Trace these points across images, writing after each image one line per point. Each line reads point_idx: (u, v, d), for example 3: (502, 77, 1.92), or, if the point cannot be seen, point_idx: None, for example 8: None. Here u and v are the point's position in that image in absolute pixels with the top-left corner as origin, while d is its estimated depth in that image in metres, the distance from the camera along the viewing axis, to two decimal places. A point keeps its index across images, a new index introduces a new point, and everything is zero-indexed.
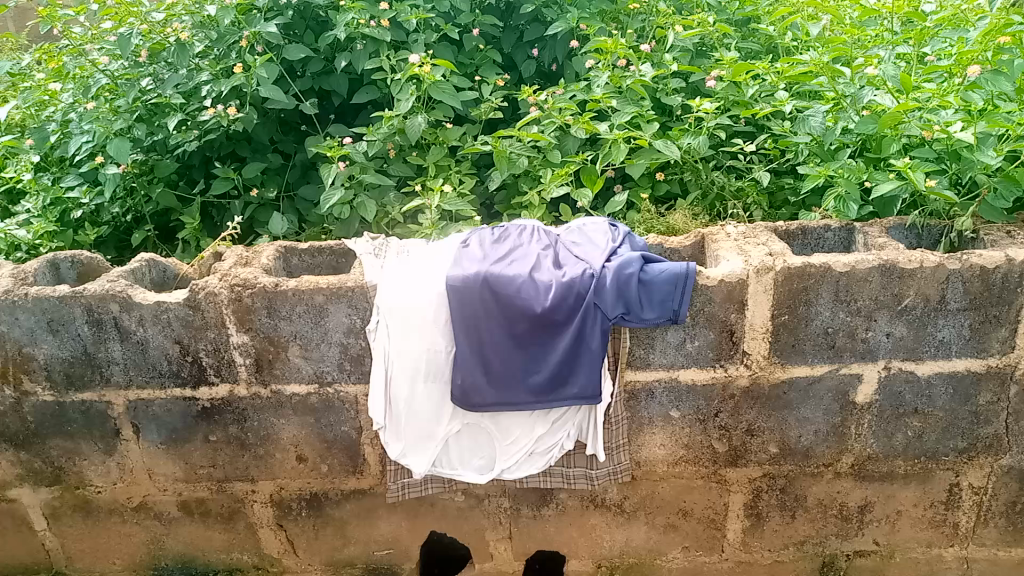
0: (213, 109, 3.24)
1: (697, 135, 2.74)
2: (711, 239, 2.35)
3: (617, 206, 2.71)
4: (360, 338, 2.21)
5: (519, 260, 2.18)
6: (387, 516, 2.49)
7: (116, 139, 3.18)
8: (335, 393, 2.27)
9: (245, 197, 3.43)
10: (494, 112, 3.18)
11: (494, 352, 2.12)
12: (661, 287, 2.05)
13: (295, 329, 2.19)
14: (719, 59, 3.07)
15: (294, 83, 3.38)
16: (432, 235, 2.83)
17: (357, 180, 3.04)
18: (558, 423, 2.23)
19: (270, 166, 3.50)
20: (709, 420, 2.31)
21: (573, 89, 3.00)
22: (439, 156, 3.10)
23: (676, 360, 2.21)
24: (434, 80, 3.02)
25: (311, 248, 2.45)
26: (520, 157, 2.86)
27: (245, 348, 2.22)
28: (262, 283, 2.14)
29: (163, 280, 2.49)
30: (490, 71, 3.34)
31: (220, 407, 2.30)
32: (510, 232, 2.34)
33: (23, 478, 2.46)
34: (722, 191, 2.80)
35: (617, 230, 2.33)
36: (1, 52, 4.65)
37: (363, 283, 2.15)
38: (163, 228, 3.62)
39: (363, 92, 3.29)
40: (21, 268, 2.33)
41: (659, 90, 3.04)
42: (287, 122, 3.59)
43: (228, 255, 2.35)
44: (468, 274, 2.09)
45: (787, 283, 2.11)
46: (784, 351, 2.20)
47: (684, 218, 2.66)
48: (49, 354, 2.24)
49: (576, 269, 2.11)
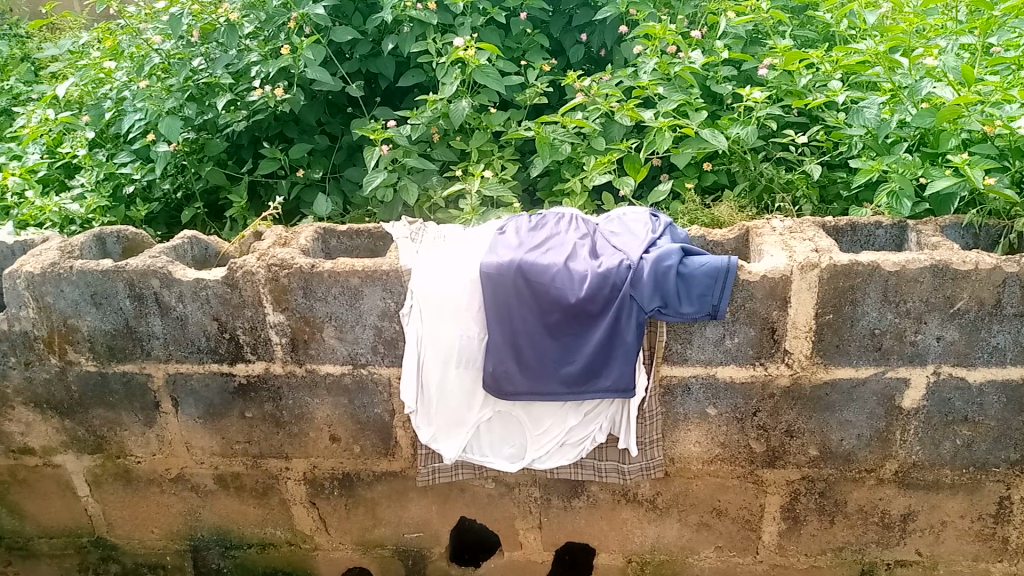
0: (262, 90, 3.27)
1: (746, 125, 2.67)
2: (756, 233, 2.27)
3: (660, 195, 2.65)
4: (394, 321, 2.20)
5: (556, 248, 2.15)
6: (417, 500, 2.49)
7: (167, 117, 3.23)
8: (369, 374, 2.28)
9: (291, 177, 3.46)
10: (540, 98, 3.14)
11: (527, 341, 2.10)
12: (700, 279, 2.01)
13: (331, 310, 2.20)
14: (772, 47, 2.98)
15: (342, 65, 3.39)
16: (472, 220, 2.84)
17: (400, 164, 3.06)
18: (590, 415, 2.20)
19: (317, 147, 3.52)
20: (746, 418, 2.25)
21: (620, 76, 2.94)
22: (483, 141, 3.08)
23: (714, 356, 2.16)
24: (479, 65, 2.99)
25: (350, 230, 2.44)
26: (563, 143, 2.84)
27: (281, 327, 2.23)
28: (300, 264, 2.15)
29: (205, 257, 2.52)
30: (537, 55, 3.30)
31: (256, 384, 2.33)
32: (548, 220, 2.31)
33: (67, 445, 2.52)
34: (771, 184, 2.73)
35: (658, 220, 2.28)
36: (65, 30, 4.78)
37: (398, 267, 2.14)
38: (212, 206, 3.67)
39: (409, 76, 3.29)
40: (68, 241, 2.39)
41: (709, 78, 2.97)
42: (334, 104, 3.61)
43: (268, 235, 2.37)
44: (503, 261, 2.07)
45: (833, 281, 2.04)
46: (827, 351, 2.13)
47: (730, 211, 2.58)
48: (92, 325, 2.29)
49: (613, 260, 2.07)
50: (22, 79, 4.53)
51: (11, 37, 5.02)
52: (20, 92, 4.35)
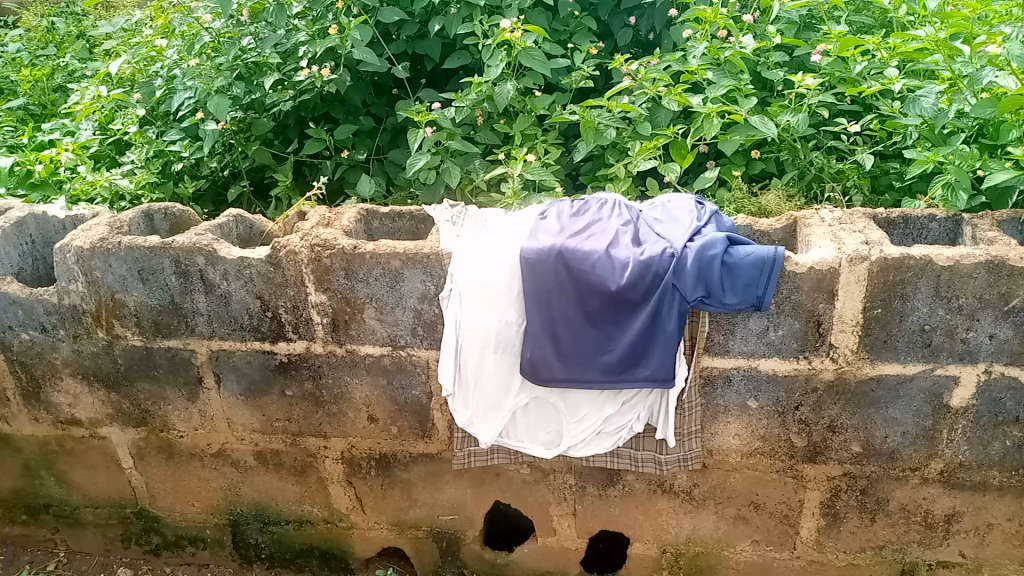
0: (308, 70, 3.29)
1: (796, 112, 2.61)
2: (805, 223, 2.22)
3: (706, 182, 2.60)
4: (434, 305, 2.21)
5: (598, 234, 2.13)
6: (453, 483, 2.50)
7: (216, 96, 3.26)
8: (407, 356, 2.28)
9: (336, 158, 3.48)
10: (586, 82, 3.11)
11: (566, 328, 2.09)
12: (745, 270, 1.98)
13: (372, 291, 2.21)
14: (827, 32, 2.90)
15: (388, 46, 3.39)
16: (514, 205, 2.84)
17: (444, 146, 3.06)
18: (628, 404, 2.18)
19: (361, 128, 3.53)
20: (788, 412, 2.21)
21: (667, 60, 2.87)
22: (526, 125, 3.06)
23: (757, 349, 2.12)
24: (525, 47, 2.97)
25: (392, 212, 2.44)
26: (608, 128, 2.80)
27: (322, 307, 2.25)
28: (342, 245, 2.16)
29: (249, 236, 2.53)
30: (584, 38, 3.26)
31: (296, 363, 2.35)
32: (590, 206, 2.29)
33: (113, 417, 2.58)
34: (821, 173, 2.66)
35: (703, 208, 2.24)
36: (118, 9, 4.86)
37: (438, 250, 2.15)
38: (257, 185, 3.72)
39: (455, 58, 3.28)
40: (118, 217, 2.43)
41: (759, 64, 2.90)
42: (380, 85, 3.62)
43: (312, 215, 2.38)
44: (544, 247, 2.06)
45: (882, 275, 1.98)
46: (874, 346, 2.08)
47: (777, 200, 2.53)
48: (139, 301, 2.33)
49: (656, 248, 2.05)
50: (77, 56, 4.63)
51: (68, 16, 5.13)
52: (76, 69, 4.44)
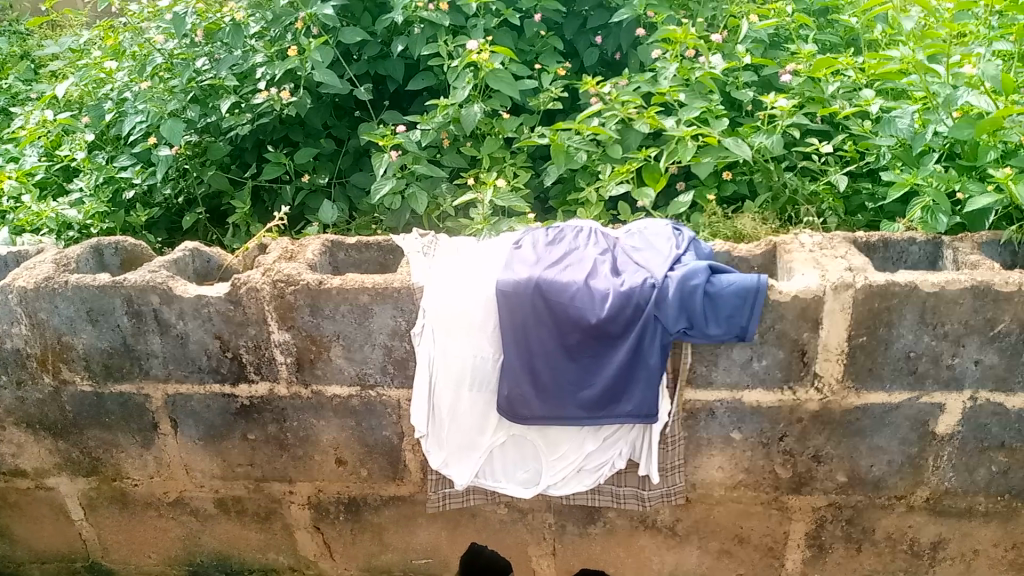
0: (267, 93, 3.19)
1: (771, 133, 2.57)
2: (785, 249, 2.16)
3: (681, 206, 2.54)
4: (404, 341, 2.10)
5: (575, 264, 2.05)
6: (425, 525, 2.39)
7: (169, 119, 3.12)
8: (377, 396, 2.18)
9: (296, 183, 3.37)
10: (555, 102, 3.04)
11: (544, 363, 2.00)
12: (728, 299, 1.91)
13: (339, 328, 2.09)
14: (798, 51, 2.88)
15: (350, 67, 3.29)
16: (483, 230, 2.72)
17: (409, 171, 2.97)
18: (610, 441, 2.10)
19: (322, 151, 3.42)
20: (772, 443, 2.14)
21: (637, 81, 2.83)
22: (495, 147, 2.97)
23: (741, 379, 2.05)
24: (492, 69, 2.89)
25: (359, 243, 2.31)
26: (579, 151, 2.73)
27: (286, 346, 2.13)
28: (306, 280, 2.05)
29: (206, 270, 2.39)
30: (551, 58, 3.19)
31: (259, 406, 2.23)
32: (565, 233, 2.21)
33: (61, 467, 2.42)
34: (796, 195, 2.62)
35: (682, 234, 2.17)
36: (64, 29, 4.67)
37: (409, 284, 2.04)
38: (214, 211, 3.59)
39: (419, 79, 3.19)
40: (64, 253, 2.28)
41: (730, 83, 2.87)
42: (341, 106, 3.51)
43: (273, 248, 2.26)
44: (520, 278, 1.97)
45: (867, 302, 1.93)
46: (859, 375, 2.02)
47: (753, 223, 2.47)
48: (88, 343, 2.19)
49: (636, 277, 1.97)
50: (21, 77, 4.42)
51: (10, 34, 4.91)
52: (19, 91, 4.21)
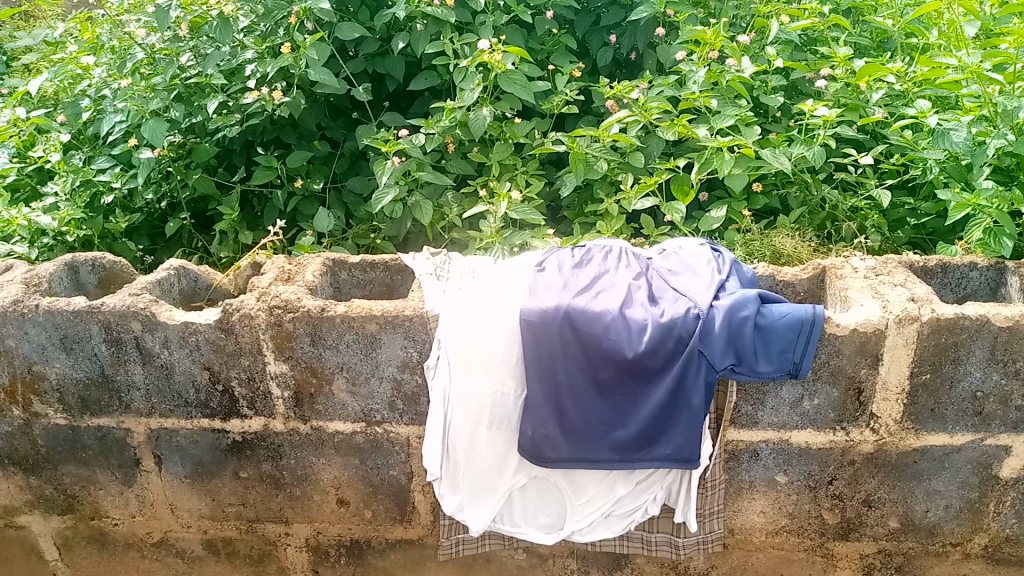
0: (257, 92, 2.97)
1: (809, 145, 2.37)
2: (835, 274, 1.97)
3: (714, 222, 2.34)
4: (416, 374, 1.89)
5: (607, 290, 1.86)
6: (435, 570, 2.19)
7: (151, 119, 2.88)
8: (384, 433, 1.96)
9: (288, 188, 3.13)
10: (569, 106, 2.83)
11: (573, 400, 1.80)
12: (781, 332, 1.74)
13: (343, 360, 1.88)
14: (832, 53, 2.69)
15: (346, 65, 3.06)
16: (494, 245, 2.52)
17: (413, 177, 2.75)
18: (643, 485, 1.90)
19: (316, 154, 3.19)
20: (820, 487, 1.96)
21: (661, 85, 2.66)
22: (505, 154, 2.76)
23: (789, 420, 1.87)
24: (504, 70, 2.66)
25: (363, 262, 2.08)
26: (599, 160, 2.53)
27: (284, 379, 1.91)
28: (307, 307, 1.83)
29: (194, 291, 2.15)
30: (563, 58, 2.99)
31: (253, 442, 2.01)
32: (593, 254, 2.02)
33: (33, 505, 2.18)
34: (835, 211, 2.45)
35: (721, 256, 1.99)
36: (39, 20, 4.39)
37: (423, 312, 1.83)
38: (200, 217, 3.38)
39: (422, 80, 2.98)
40: (34, 272, 2.06)
41: (758, 88, 2.68)
42: (337, 106, 3.29)
43: (268, 267, 2.04)
44: (548, 307, 1.78)
45: (933, 337, 1.75)
46: (920, 415, 1.84)
47: (793, 242, 2.31)
48: (62, 373, 1.96)
49: (677, 307, 1.79)
50: None
51: None
52: None
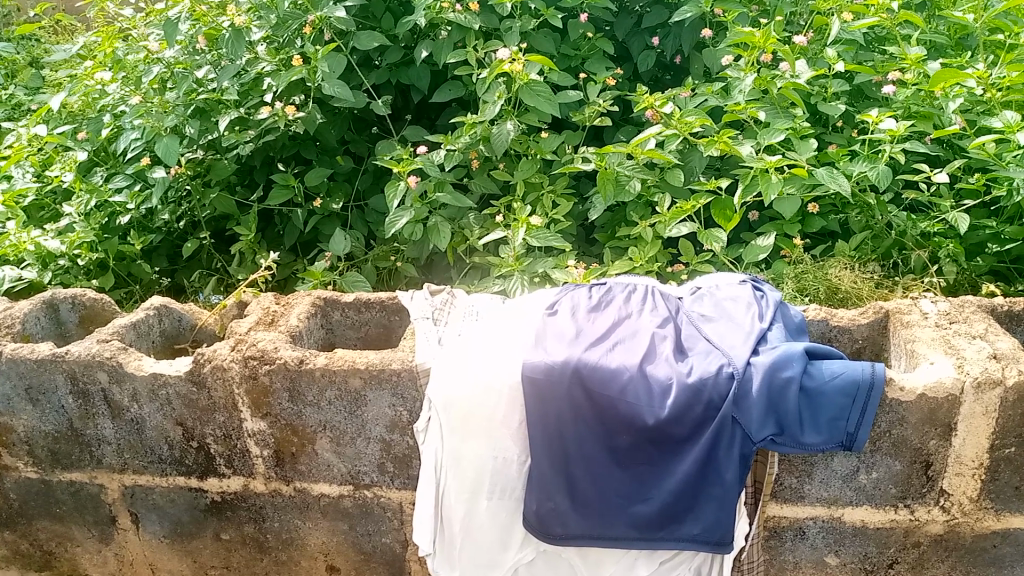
0: (271, 107, 2.77)
1: (873, 162, 2.05)
2: (900, 320, 1.66)
3: (760, 252, 2.04)
4: (406, 435, 1.66)
5: (626, 341, 1.60)
6: None
7: (165, 137, 2.68)
8: (374, 498, 1.75)
9: (307, 206, 2.91)
10: (602, 119, 2.55)
11: (584, 469, 1.54)
12: (833, 397, 1.46)
13: (324, 418, 1.66)
14: (902, 54, 2.37)
15: (367, 76, 2.85)
16: (514, 274, 2.27)
17: (431, 199, 2.53)
18: (668, 565, 1.62)
19: (337, 170, 2.97)
20: (879, 571, 1.67)
21: (704, 93, 2.37)
22: (530, 172, 2.51)
23: (842, 495, 1.57)
24: (527, 81, 2.42)
25: (357, 302, 1.87)
26: (632, 179, 2.26)
27: (261, 437, 1.72)
28: (283, 359, 1.62)
29: (177, 331, 2.00)
30: (599, 64, 2.70)
31: (232, 502, 1.82)
32: (613, 294, 1.75)
33: (10, 559, 2.04)
34: (902, 237, 2.11)
35: (764, 298, 1.71)
36: (72, 33, 4.31)
37: (411, 365, 1.60)
38: (219, 236, 3.18)
39: (446, 92, 2.76)
40: (9, 312, 1.96)
41: (815, 95, 2.37)
42: (360, 120, 3.10)
43: (252, 309, 1.85)
44: (554, 363, 1.53)
45: (1020, 403, 1.44)
46: (1002, 494, 1.54)
47: (853, 277, 2.00)
48: (29, 426, 1.82)
49: (708, 364, 1.52)
50: (26, 86, 4.06)
51: (20, 43, 4.59)
52: (20, 103, 3.84)
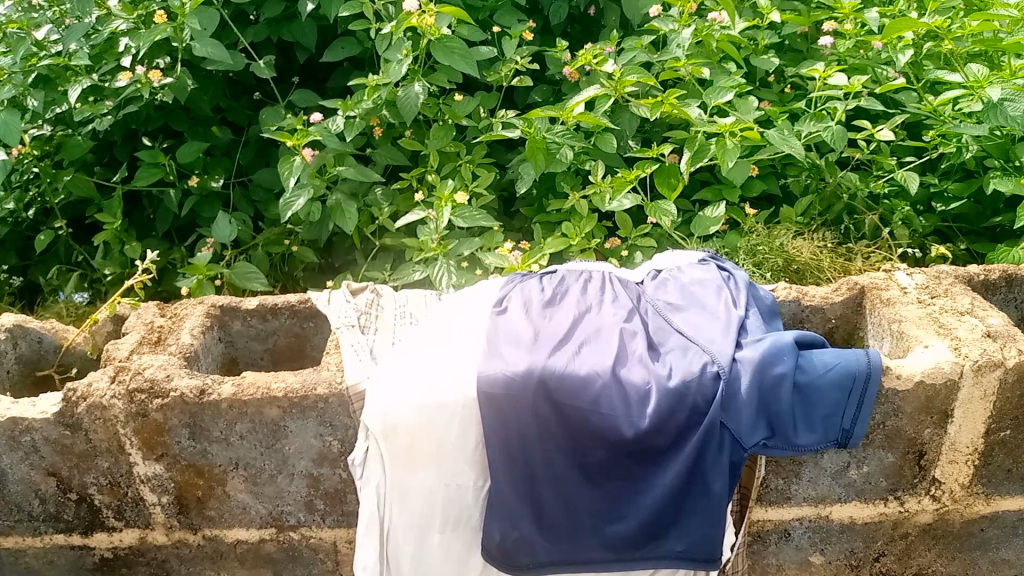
0: (131, 74, 2.36)
1: (821, 122, 1.94)
2: (879, 297, 1.53)
3: (711, 224, 1.88)
4: (338, 468, 1.40)
5: (592, 340, 1.39)
6: None
7: (3, 111, 2.23)
8: (302, 539, 1.48)
9: (183, 186, 2.52)
10: (520, 78, 2.31)
11: (554, 491, 1.32)
12: (828, 392, 1.30)
13: (236, 455, 1.38)
14: (832, 2, 2.23)
15: (244, 33, 2.46)
16: (438, 258, 2.01)
17: (332, 175, 2.22)
18: None
19: (214, 143, 2.58)
20: (864, 565, 1.56)
21: (634, 48, 2.17)
22: (444, 140, 2.24)
23: (830, 492, 1.43)
24: (438, 37, 2.15)
25: (262, 309, 1.58)
26: (562, 147, 2.04)
27: (158, 482, 1.42)
28: (179, 390, 1.32)
29: (39, 354, 1.63)
30: (510, 17, 2.42)
31: (128, 558, 1.52)
32: (567, 286, 1.54)
33: None
34: (852, 201, 2.00)
35: (732, 279, 1.53)
36: None
37: (341, 388, 1.33)
38: (79, 224, 2.74)
39: (339, 51, 2.43)
40: None
41: (746, 49, 2.22)
42: (238, 85, 2.71)
43: (133, 326, 1.52)
44: (514, 373, 1.30)
45: (1019, 386, 1.34)
46: (993, 478, 1.44)
47: (812, 249, 1.87)
48: None
49: (688, 362, 1.33)
50: None
51: None
52: None
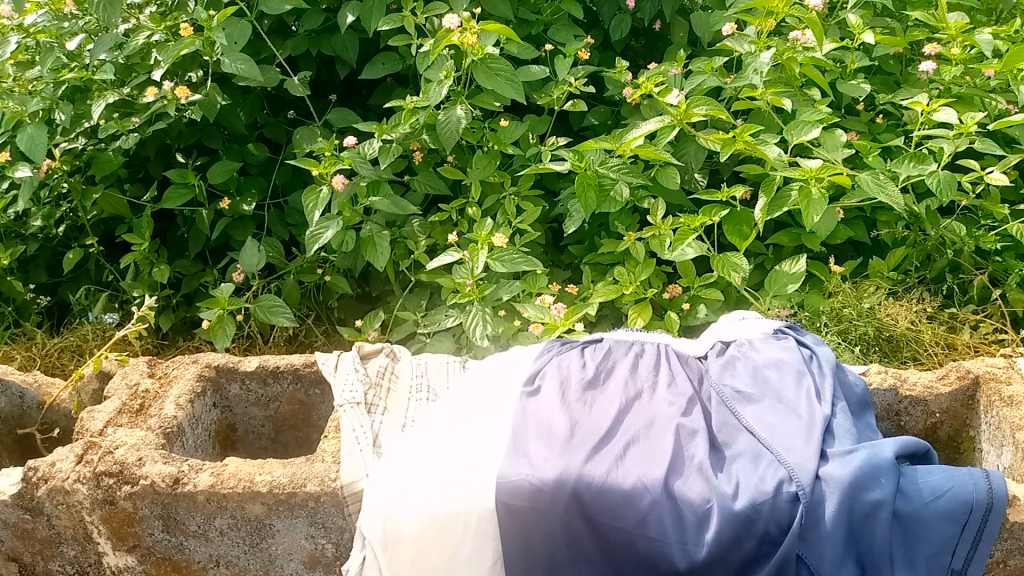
0: (159, 89, 2.19)
1: (921, 164, 1.66)
2: (997, 392, 1.26)
3: (788, 281, 1.61)
4: (333, 571, 1.19)
5: (641, 438, 1.14)
6: None
7: (28, 126, 2.08)
8: None
9: (212, 207, 2.35)
10: (575, 102, 2.07)
11: None
12: (935, 526, 1.03)
13: (217, 551, 1.18)
14: (935, 20, 1.93)
15: (279, 47, 2.28)
16: (475, 305, 1.79)
17: (364, 205, 2.01)
18: None
19: (248, 162, 2.39)
20: None
21: (703, 72, 1.91)
22: (488, 170, 2.01)
23: None
24: (482, 56, 1.92)
25: (260, 372, 1.39)
26: (617, 184, 1.80)
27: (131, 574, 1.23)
28: (149, 479, 1.13)
29: (20, 410, 1.54)
30: (565, 32, 2.19)
31: None
32: (615, 361, 1.30)
33: None
34: (958, 256, 1.71)
35: (815, 361, 1.27)
36: None
37: (335, 487, 1.12)
38: (109, 241, 2.56)
39: (378, 68, 2.23)
40: None
41: (833, 73, 1.93)
42: (275, 99, 2.53)
43: (115, 389, 1.34)
44: (542, 483, 1.06)
45: None
46: None
47: (909, 314, 1.61)
48: None
49: (759, 475, 1.07)
50: None
51: None
52: None
